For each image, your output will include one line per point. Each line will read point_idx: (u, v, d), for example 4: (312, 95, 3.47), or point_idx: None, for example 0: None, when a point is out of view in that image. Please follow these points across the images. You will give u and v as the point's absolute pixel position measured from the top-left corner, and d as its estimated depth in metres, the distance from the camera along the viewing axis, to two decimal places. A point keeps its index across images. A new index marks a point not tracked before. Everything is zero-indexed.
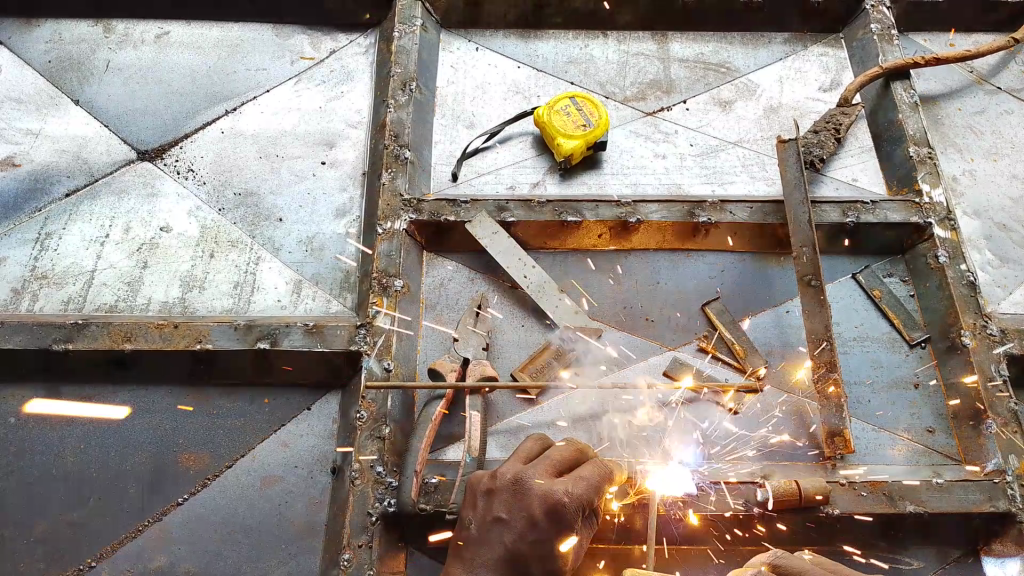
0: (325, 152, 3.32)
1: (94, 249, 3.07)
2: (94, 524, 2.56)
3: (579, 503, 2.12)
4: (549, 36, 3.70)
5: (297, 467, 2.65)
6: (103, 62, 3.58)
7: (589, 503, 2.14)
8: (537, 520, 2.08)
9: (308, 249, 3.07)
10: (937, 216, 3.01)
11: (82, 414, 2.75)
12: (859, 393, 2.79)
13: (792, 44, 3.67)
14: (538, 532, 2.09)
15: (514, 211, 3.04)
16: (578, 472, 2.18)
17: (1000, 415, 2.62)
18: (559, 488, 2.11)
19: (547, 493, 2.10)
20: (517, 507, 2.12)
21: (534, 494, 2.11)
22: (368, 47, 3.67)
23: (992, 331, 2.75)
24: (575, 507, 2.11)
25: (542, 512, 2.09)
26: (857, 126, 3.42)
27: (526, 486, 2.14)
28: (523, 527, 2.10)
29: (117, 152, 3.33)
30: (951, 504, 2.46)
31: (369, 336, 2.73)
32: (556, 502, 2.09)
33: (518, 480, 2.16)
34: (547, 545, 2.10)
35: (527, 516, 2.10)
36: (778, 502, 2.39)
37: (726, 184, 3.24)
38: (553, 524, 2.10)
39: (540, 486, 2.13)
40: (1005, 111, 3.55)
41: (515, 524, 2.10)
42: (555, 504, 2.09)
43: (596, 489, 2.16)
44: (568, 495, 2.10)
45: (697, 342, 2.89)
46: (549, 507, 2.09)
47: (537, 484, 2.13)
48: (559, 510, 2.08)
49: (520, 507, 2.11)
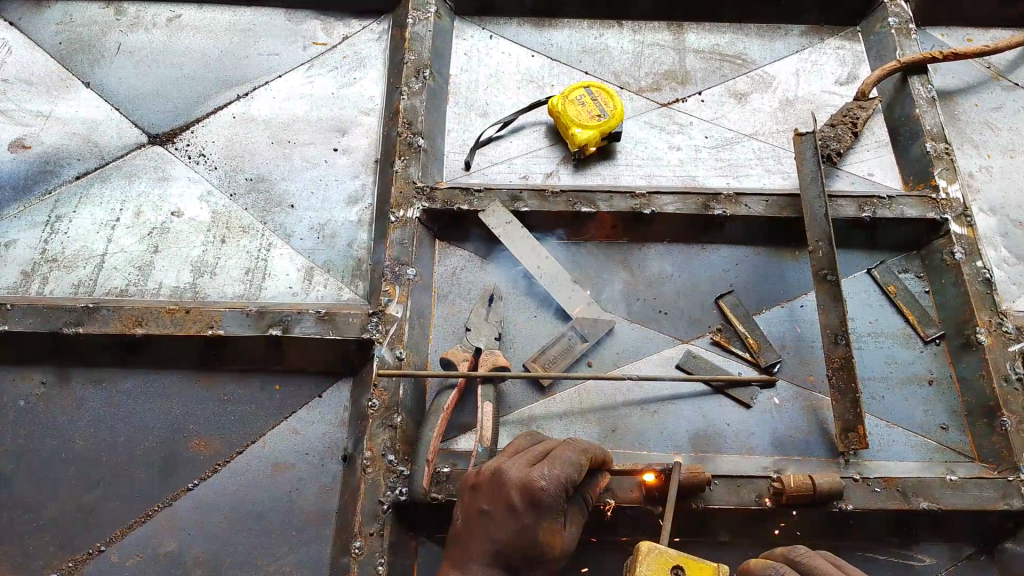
0: (337, 138, 3.29)
1: (105, 233, 3.05)
2: (103, 509, 2.55)
3: (557, 485, 2.10)
4: (564, 25, 3.67)
5: (308, 455, 2.63)
6: (115, 45, 3.55)
7: (568, 484, 2.12)
8: (516, 507, 2.07)
9: (320, 236, 3.04)
10: (954, 212, 2.99)
11: (93, 398, 2.74)
12: (872, 388, 2.77)
13: (808, 37, 3.64)
14: (519, 520, 2.07)
15: (528, 202, 3.02)
16: (555, 455, 2.16)
17: (1015, 413, 2.61)
18: (534, 472, 2.10)
19: (524, 480, 2.09)
20: (498, 497, 2.12)
21: (510, 482, 2.10)
22: (381, 33, 3.63)
23: (1007, 329, 2.74)
24: (554, 491, 2.09)
25: (519, 498, 2.08)
26: (873, 120, 3.39)
27: (504, 475, 2.14)
28: (505, 517, 2.09)
29: (128, 136, 3.31)
30: (965, 501, 2.46)
31: (381, 325, 2.71)
32: (532, 487, 2.08)
33: (497, 471, 2.16)
34: (531, 531, 2.07)
35: (506, 504, 2.09)
36: (791, 496, 2.37)
37: (741, 177, 3.22)
38: (534, 510, 2.08)
39: (516, 473, 2.12)
40: (1022, 108, 3.53)
41: (496, 515, 2.09)
42: (531, 489, 2.07)
43: (574, 470, 2.14)
44: (544, 478, 2.09)
45: (710, 335, 2.88)
46: (526, 493, 2.08)
47: (514, 472, 2.13)
48: (536, 494, 2.07)
49: (499, 497, 2.11)
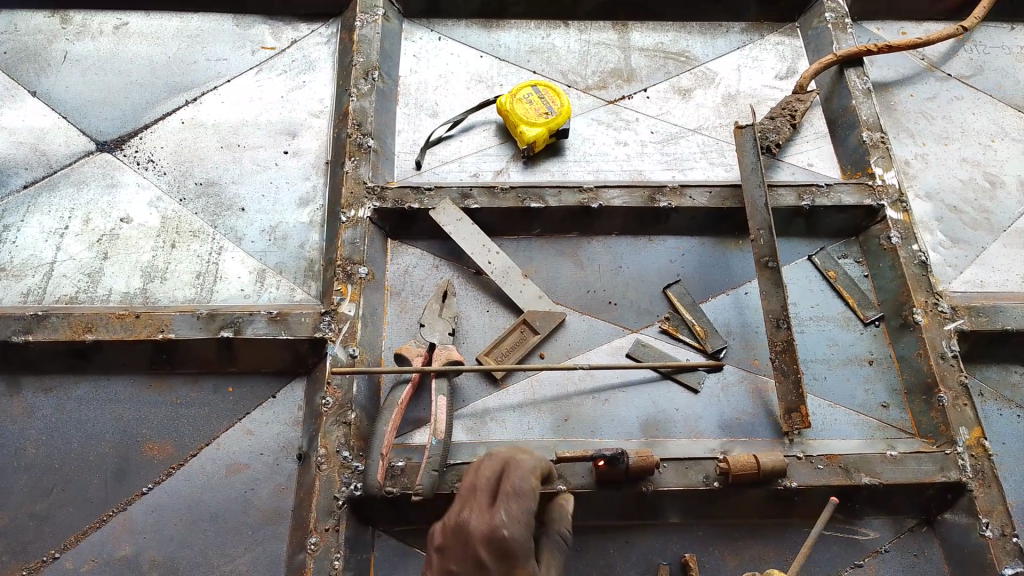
0: (287, 141, 3.31)
1: (53, 241, 3.03)
2: (56, 516, 2.53)
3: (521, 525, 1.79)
4: (511, 26, 3.72)
5: (262, 455, 2.64)
6: (61, 54, 3.53)
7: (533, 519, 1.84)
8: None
9: (272, 238, 3.06)
10: (889, 198, 3.10)
11: (43, 405, 2.71)
12: (815, 370, 2.86)
13: (749, 33, 3.74)
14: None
15: (478, 199, 3.07)
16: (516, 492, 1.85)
17: (951, 389, 2.71)
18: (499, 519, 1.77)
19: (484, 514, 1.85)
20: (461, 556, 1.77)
21: (474, 537, 1.76)
22: (330, 36, 3.66)
23: (942, 309, 2.85)
24: (522, 533, 1.78)
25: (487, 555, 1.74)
26: (812, 112, 3.49)
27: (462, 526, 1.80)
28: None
29: (76, 144, 3.29)
30: (904, 475, 2.56)
31: (334, 323, 2.74)
32: (499, 536, 1.75)
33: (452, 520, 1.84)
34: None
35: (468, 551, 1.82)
36: (737, 475, 2.46)
37: (686, 170, 3.30)
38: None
39: (479, 525, 1.77)
40: (955, 97, 3.66)
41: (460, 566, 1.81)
42: (498, 538, 1.75)
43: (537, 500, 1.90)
44: (512, 519, 1.79)
45: (658, 324, 2.95)
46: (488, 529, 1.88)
47: (476, 523, 1.78)
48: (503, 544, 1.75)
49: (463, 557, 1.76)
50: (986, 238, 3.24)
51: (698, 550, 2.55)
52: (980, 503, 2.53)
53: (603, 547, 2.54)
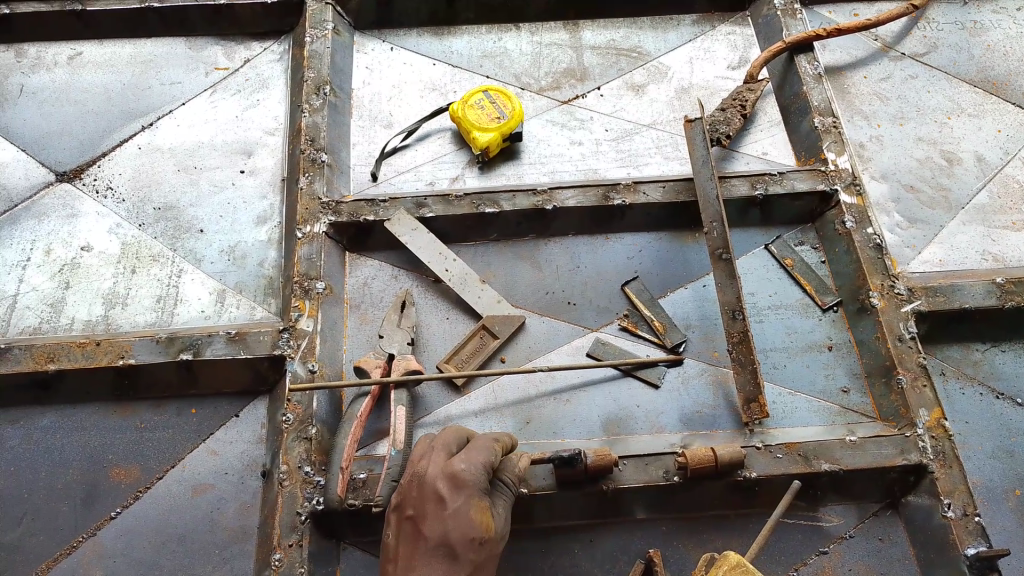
0: (243, 160, 3.34)
1: (15, 273, 3.05)
2: (26, 546, 2.55)
3: (477, 466, 2.16)
4: (463, 32, 3.74)
5: (227, 474, 2.67)
6: (17, 87, 3.55)
7: (486, 465, 2.18)
8: (442, 497, 2.09)
9: (231, 258, 3.08)
10: (843, 182, 3.11)
11: (10, 437, 2.74)
12: (774, 359, 2.87)
13: (700, 25, 3.75)
14: (446, 506, 2.08)
15: (433, 207, 3.08)
16: (472, 449, 2.22)
17: (910, 370, 2.72)
18: (454, 461, 2.16)
19: (440, 444, 2.27)
20: (419, 498, 2.13)
21: (431, 475, 2.14)
22: (283, 53, 3.69)
23: (899, 290, 2.86)
24: (475, 468, 2.15)
25: (444, 487, 2.10)
26: (765, 101, 3.50)
27: (423, 477, 2.16)
28: (438, 511, 2.08)
29: (35, 176, 3.31)
30: (864, 460, 2.57)
31: (292, 340, 2.76)
32: (453, 472, 2.12)
33: (416, 475, 2.19)
34: (467, 523, 2.07)
35: (434, 497, 2.10)
36: (695, 470, 2.47)
37: (641, 166, 3.31)
38: (459, 492, 2.11)
39: (432, 470, 2.16)
40: (909, 76, 3.67)
41: (428, 511, 2.09)
42: (453, 474, 2.12)
43: (490, 453, 2.22)
44: (464, 464, 2.15)
45: (618, 321, 2.96)
46: (449, 479, 2.12)
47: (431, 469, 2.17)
48: (455, 478, 2.12)
49: (424, 493, 2.12)
50: (943, 216, 3.25)
51: (663, 544, 2.56)
52: (942, 484, 2.54)
53: (569, 547, 2.55)
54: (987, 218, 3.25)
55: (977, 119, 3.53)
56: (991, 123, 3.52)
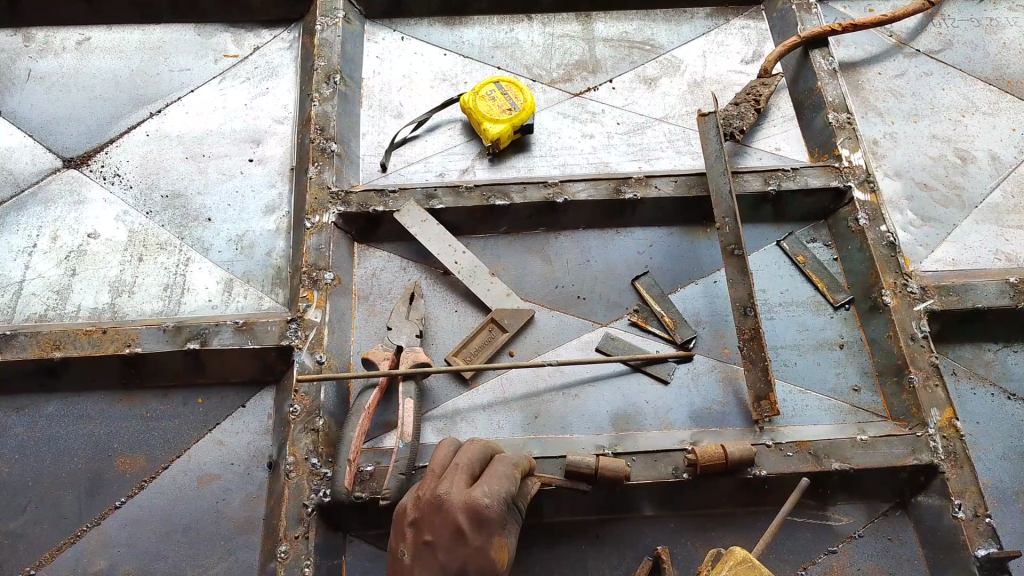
0: (252, 149, 3.31)
1: (22, 260, 3.03)
2: (30, 534, 2.54)
3: (499, 500, 2.10)
4: (474, 22, 3.70)
5: (234, 465, 2.66)
6: (25, 72, 3.52)
7: (507, 499, 2.13)
8: (465, 531, 2.02)
9: (239, 247, 3.06)
10: (857, 179, 3.08)
11: (15, 424, 2.73)
12: (785, 356, 2.85)
13: (714, 18, 3.71)
14: (470, 543, 2.01)
15: (442, 198, 3.06)
16: (496, 479, 2.16)
17: (921, 369, 2.69)
18: (477, 491, 2.07)
19: (462, 464, 2.19)
20: (440, 525, 2.05)
21: (455, 505, 2.05)
22: (292, 41, 3.66)
23: (912, 289, 2.83)
24: (499, 504, 2.09)
25: (467, 521, 2.03)
26: (779, 96, 3.47)
27: (444, 501, 2.07)
28: (461, 546, 2.02)
29: (42, 162, 3.29)
30: (875, 459, 2.55)
31: (300, 330, 2.73)
32: (479, 505, 2.05)
33: (435, 498, 2.08)
34: (486, 561, 2.03)
35: (456, 530, 2.03)
36: (705, 466, 2.45)
37: (653, 160, 3.28)
38: (482, 529, 2.05)
39: (456, 496, 2.07)
40: (924, 73, 3.63)
41: (446, 543, 2.02)
42: (478, 507, 2.05)
43: (511, 484, 2.17)
44: (488, 497, 2.07)
45: (628, 317, 2.94)
46: (473, 512, 2.04)
47: (453, 496, 2.07)
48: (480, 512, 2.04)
49: (444, 523, 2.04)
50: (957, 215, 3.22)
51: (670, 541, 2.55)
52: (952, 484, 2.52)
53: (576, 543, 2.54)
54: (1001, 217, 3.22)
55: (992, 118, 3.49)
56: (1006, 121, 3.48)
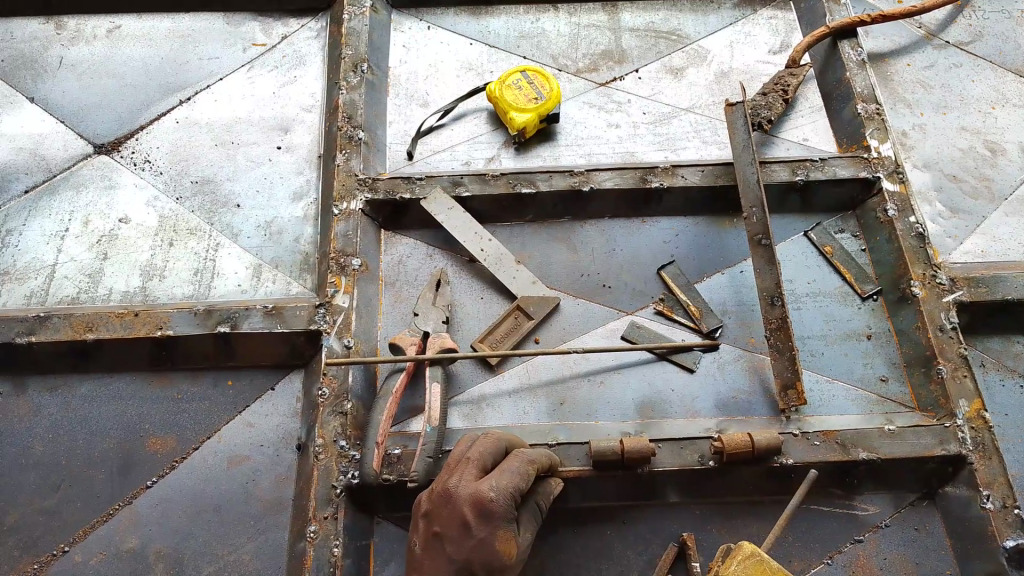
0: (280, 137, 3.34)
1: (54, 244, 3.08)
2: (64, 512, 2.59)
3: (506, 495, 2.16)
4: (500, 12, 3.71)
5: (263, 447, 2.69)
6: (57, 59, 3.57)
7: (515, 494, 2.19)
8: (468, 523, 2.12)
9: (267, 233, 3.09)
10: (885, 170, 3.06)
11: (49, 404, 2.77)
12: (812, 347, 2.84)
13: (741, 8, 3.70)
14: (472, 535, 2.11)
15: (469, 186, 3.07)
16: (505, 473, 2.22)
17: (950, 361, 2.68)
18: (484, 485, 2.16)
19: (474, 458, 2.29)
20: (449, 517, 2.16)
21: (461, 497, 2.15)
22: (320, 30, 3.69)
23: (941, 280, 2.81)
24: (505, 497, 2.16)
25: (472, 513, 2.12)
26: (807, 87, 3.45)
27: (452, 495, 2.18)
28: (465, 538, 2.12)
29: (74, 147, 3.34)
30: (903, 449, 2.54)
31: (328, 315, 2.76)
32: (482, 499, 2.13)
33: (446, 491, 2.20)
34: (490, 552, 2.12)
35: (461, 523, 2.13)
36: (731, 454, 2.45)
37: (679, 149, 3.28)
38: (486, 522, 2.13)
39: (464, 489, 2.17)
40: (953, 65, 3.60)
41: (452, 535, 2.14)
42: (482, 500, 2.13)
43: (522, 479, 2.22)
44: (493, 490, 2.15)
45: (653, 305, 2.94)
46: (477, 506, 2.13)
47: (462, 488, 2.18)
48: (484, 505, 2.13)
49: (452, 515, 2.15)
50: (986, 208, 3.19)
51: (696, 528, 2.55)
52: (981, 475, 2.51)
53: (602, 529, 2.55)
54: None
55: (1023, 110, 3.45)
56: None
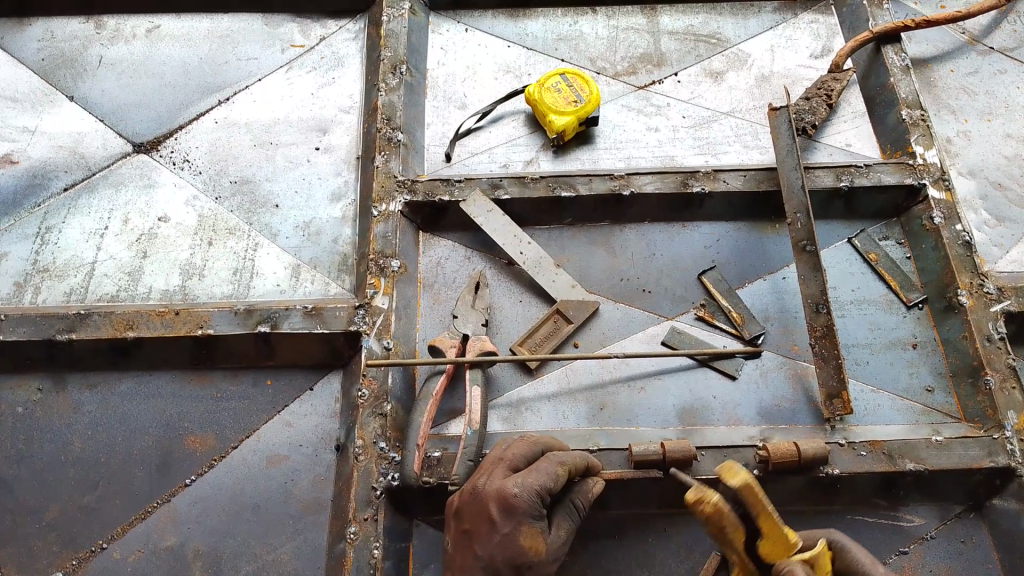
0: (318, 138, 3.34)
1: (94, 241, 3.09)
2: (103, 509, 2.59)
3: (531, 492, 2.14)
4: (538, 15, 3.70)
5: (302, 447, 2.68)
6: (97, 58, 3.60)
7: (542, 492, 2.15)
8: (492, 519, 2.11)
9: (306, 234, 3.09)
10: (931, 176, 3.02)
11: (88, 402, 2.78)
12: (856, 355, 2.80)
13: (781, 12, 3.66)
14: (495, 530, 2.10)
15: (508, 189, 3.06)
16: (533, 471, 2.20)
17: (999, 371, 2.63)
18: (509, 482, 2.15)
19: (506, 458, 2.29)
20: (476, 513, 2.17)
21: (487, 493, 2.16)
22: (358, 32, 3.69)
23: (989, 289, 2.76)
24: (530, 494, 2.13)
25: (496, 509, 2.12)
26: (849, 92, 3.41)
27: (479, 491, 2.19)
28: (489, 533, 2.11)
29: (113, 146, 3.35)
30: (952, 461, 2.49)
31: (368, 317, 2.75)
32: (506, 494, 2.12)
33: (474, 489, 2.21)
34: (515, 548, 2.10)
35: (486, 518, 2.13)
36: (778, 463, 2.41)
37: (719, 154, 3.24)
38: (510, 517, 2.12)
39: (490, 485, 2.18)
40: (998, 71, 3.54)
41: (477, 531, 2.14)
42: (505, 496, 2.12)
43: (550, 479, 2.17)
44: (518, 487, 2.14)
45: (694, 311, 2.91)
46: (501, 502, 2.12)
47: (489, 485, 2.19)
48: (507, 501, 2.12)
49: (478, 512, 2.16)
50: None
51: None
52: None
53: (643, 536, 2.52)
54: None
55: None
56: None
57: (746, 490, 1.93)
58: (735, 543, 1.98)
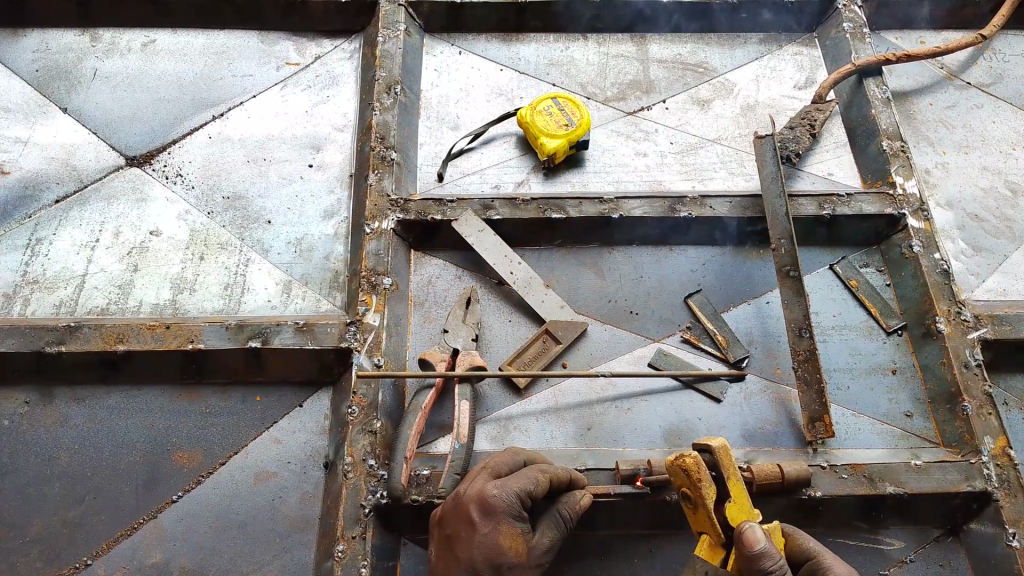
0: (312, 155, 3.38)
1: (84, 254, 3.09)
2: (88, 524, 2.58)
3: (510, 494, 2.18)
4: (530, 40, 3.78)
5: (291, 464, 2.69)
6: (91, 71, 3.62)
7: (522, 494, 2.19)
8: (472, 521, 2.15)
9: (297, 250, 3.12)
10: (911, 207, 3.11)
11: (76, 415, 2.77)
12: (838, 379, 2.86)
13: (766, 44, 3.78)
14: (475, 532, 2.14)
15: (499, 210, 3.10)
16: (513, 476, 2.24)
17: (975, 398, 2.70)
18: (488, 485, 2.20)
19: (488, 466, 2.33)
20: (457, 518, 2.21)
21: (466, 497, 2.20)
22: (353, 52, 3.75)
23: (965, 317, 2.84)
24: (508, 496, 2.17)
25: (475, 511, 2.16)
26: (831, 123, 3.51)
27: (460, 497, 2.23)
28: (469, 535, 2.15)
29: (106, 159, 3.36)
30: (930, 485, 2.54)
31: (359, 333, 2.77)
32: (485, 496, 2.17)
33: (456, 496, 2.25)
34: (495, 549, 2.13)
35: (467, 520, 2.17)
36: (761, 485, 2.46)
37: (706, 180, 3.32)
38: (490, 518, 2.15)
39: (471, 489, 2.22)
40: (974, 106, 3.66)
41: (459, 535, 2.17)
42: (485, 498, 2.16)
43: (531, 482, 2.22)
44: (497, 488, 2.18)
45: (680, 333, 2.96)
46: (480, 503, 2.16)
47: (469, 489, 2.23)
48: (486, 502, 2.16)
49: (460, 516, 2.19)
50: (1007, 246, 3.23)
51: None
52: (1007, 512, 2.51)
53: (628, 555, 2.55)
54: None
55: None
56: None
57: (725, 452, 2.04)
58: (705, 500, 1.96)
